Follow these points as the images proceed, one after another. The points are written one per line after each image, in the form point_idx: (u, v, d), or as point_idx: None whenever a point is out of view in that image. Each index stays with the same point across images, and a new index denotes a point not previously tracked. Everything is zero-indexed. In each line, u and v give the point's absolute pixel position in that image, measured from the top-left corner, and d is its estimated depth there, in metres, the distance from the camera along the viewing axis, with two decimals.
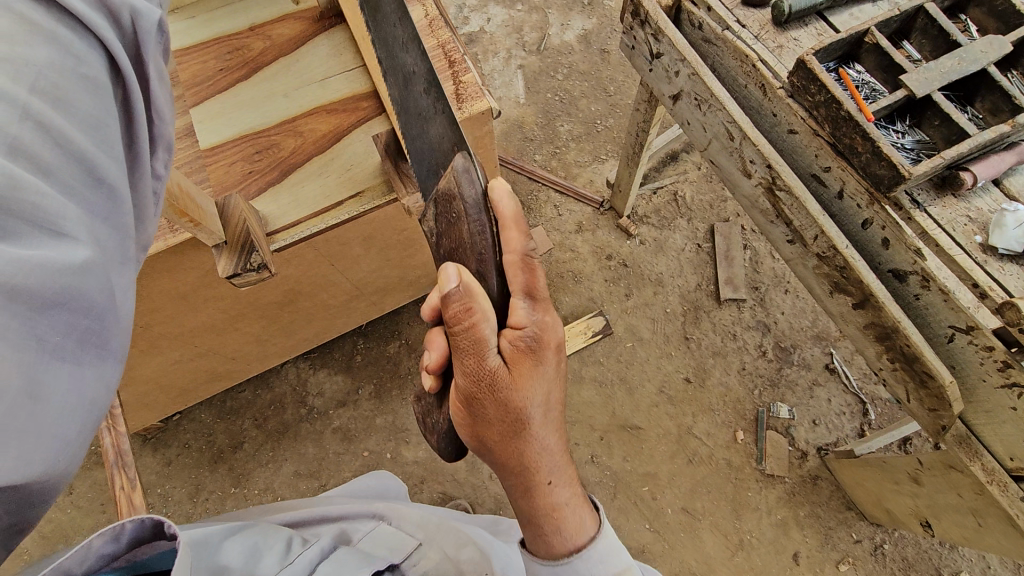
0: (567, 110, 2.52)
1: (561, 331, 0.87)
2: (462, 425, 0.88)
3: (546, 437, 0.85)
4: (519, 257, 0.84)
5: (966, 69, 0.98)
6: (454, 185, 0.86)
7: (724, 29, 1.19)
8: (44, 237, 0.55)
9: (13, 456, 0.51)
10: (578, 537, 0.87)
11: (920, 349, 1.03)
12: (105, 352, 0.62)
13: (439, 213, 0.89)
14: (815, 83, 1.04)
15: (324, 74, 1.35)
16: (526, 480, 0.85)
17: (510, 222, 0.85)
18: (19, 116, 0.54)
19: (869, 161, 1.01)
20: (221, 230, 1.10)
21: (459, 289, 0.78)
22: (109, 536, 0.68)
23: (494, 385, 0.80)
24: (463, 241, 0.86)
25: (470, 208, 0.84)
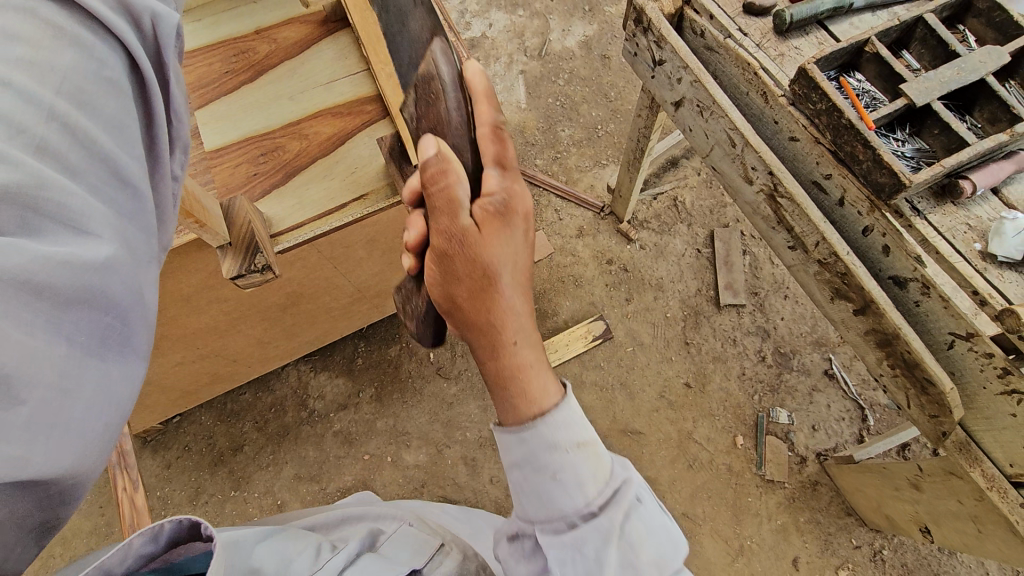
0: (568, 115, 2.53)
1: (530, 201, 0.82)
2: (434, 286, 0.83)
3: (507, 258, 0.77)
4: (490, 129, 0.80)
5: (965, 79, 1.00)
6: (433, 70, 0.82)
7: (726, 36, 1.20)
8: (69, 236, 0.56)
9: (48, 451, 0.53)
10: (543, 401, 0.77)
11: (920, 355, 1.04)
12: (126, 351, 0.63)
13: (421, 105, 0.86)
14: (816, 91, 1.05)
15: (328, 78, 1.35)
16: (493, 328, 0.77)
17: (482, 96, 0.81)
18: (45, 116, 0.55)
19: (870, 168, 1.02)
20: (226, 231, 1.11)
21: (435, 154, 0.77)
22: (148, 536, 0.70)
23: (464, 242, 0.75)
24: (440, 119, 0.82)
25: (446, 84, 0.80)
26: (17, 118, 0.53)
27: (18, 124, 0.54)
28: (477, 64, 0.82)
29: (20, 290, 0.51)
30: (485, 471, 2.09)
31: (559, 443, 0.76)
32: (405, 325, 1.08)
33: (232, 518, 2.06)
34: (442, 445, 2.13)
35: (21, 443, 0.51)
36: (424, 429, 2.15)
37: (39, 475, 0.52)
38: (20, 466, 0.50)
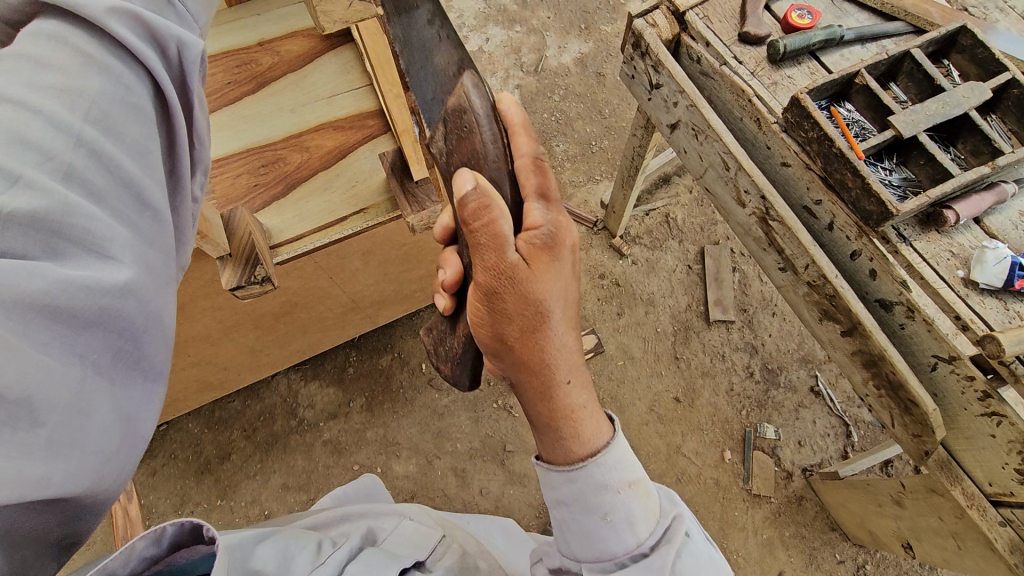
0: (563, 130, 2.57)
1: (575, 229, 0.84)
2: (482, 328, 0.83)
3: (555, 292, 0.79)
4: (531, 160, 0.82)
5: (949, 113, 1.04)
6: (463, 100, 0.81)
7: (722, 63, 1.24)
8: (90, 259, 0.58)
9: (69, 468, 0.55)
10: (593, 441, 0.84)
11: (904, 376, 1.08)
12: (140, 370, 0.64)
13: (451, 131, 0.84)
14: (808, 120, 1.09)
15: (330, 92, 1.37)
16: (539, 360, 0.80)
17: (518, 128, 0.83)
18: (75, 143, 0.57)
19: (859, 196, 1.05)
20: (227, 243, 1.12)
21: (474, 189, 0.75)
22: (151, 539, 0.71)
23: (514, 279, 0.76)
24: (473, 152, 0.82)
25: (483, 118, 0.80)
26: (46, 144, 0.56)
27: (46, 151, 0.56)
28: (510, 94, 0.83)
29: (30, 310, 0.53)
30: (475, 483, 2.09)
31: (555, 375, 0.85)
32: (438, 368, 1.07)
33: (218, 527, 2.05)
34: (433, 456, 2.13)
35: (43, 462, 0.52)
36: (415, 440, 2.15)
37: (58, 491, 0.53)
38: (42, 487, 0.52)
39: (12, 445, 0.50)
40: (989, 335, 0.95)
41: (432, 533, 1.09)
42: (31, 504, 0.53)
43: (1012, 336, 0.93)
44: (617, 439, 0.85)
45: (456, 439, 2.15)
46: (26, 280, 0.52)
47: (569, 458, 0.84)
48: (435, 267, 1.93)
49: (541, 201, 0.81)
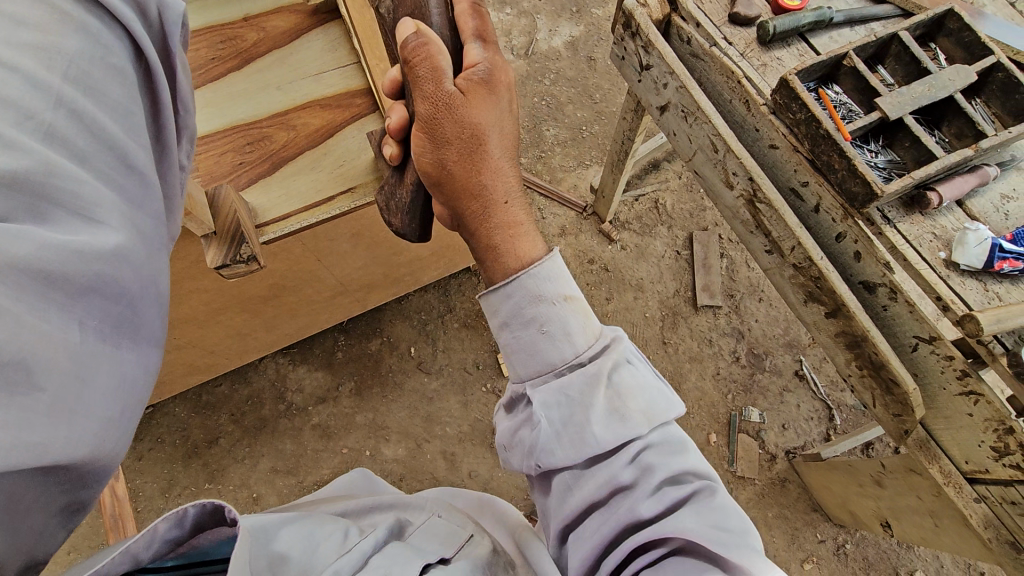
0: (553, 114, 2.56)
1: (512, 74, 0.94)
2: (423, 158, 0.92)
3: (500, 125, 0.91)
4: (470, 5, 0.91)
5: (935, 95, 1.04)
6: (421, 0, 0.90)
7: (711, 44, 1.23)
8: (81, 223, 0.58)
9: (70, 434, 0.55)
10: (530, 255, 0.90)
11: (886, 357, 1.09)
12: (137, 337, 0.65)
13: (420, 71, 0.88)
14: (796, 102, 1.09)
15: (317, 69, 1.34)
16: (474, 180, 0.90)
17: (467, 7, 0.91)
18: (55, 103, 0.57)
19: (845, 178, 1.06)
20: (212, 221, 1.10)
21: (416, 36, 0.87)
22: (172, 521, 0.74)
23: (451, 105, 0.87)
24: (417, 5, 0.91)
25: (434, 7, 0.89)
26: (26, 103, 0.55)
27: (26, 110, 0.55)
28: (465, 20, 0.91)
29: (23, 275, 0.52)
30: (463, 466, 2.10)
31: (665, 524, 0.74)
32: (388, 220, 1.09)
33: None
34: (421, 440, 2.13)
35: (45, 430, 0.52)
36: (404, 424, 2.15)
37: (59, 458, 0.54)
38: (42, 452, 0.52)
39: (16, 415, 0.50)
40: (969, 315, 0.96)
41: (459, 528, 1.10)
42: (32, 472, 0.52)
43: (990, 315, 0.95)
44: (550, 255, 0.87)
45: (445, 423, 2.15)
46: (12, 244, 0.51)
47: (509, 285, 0.88)
48: (425, 250, 1.92)
49: (486, 44, 0.91)
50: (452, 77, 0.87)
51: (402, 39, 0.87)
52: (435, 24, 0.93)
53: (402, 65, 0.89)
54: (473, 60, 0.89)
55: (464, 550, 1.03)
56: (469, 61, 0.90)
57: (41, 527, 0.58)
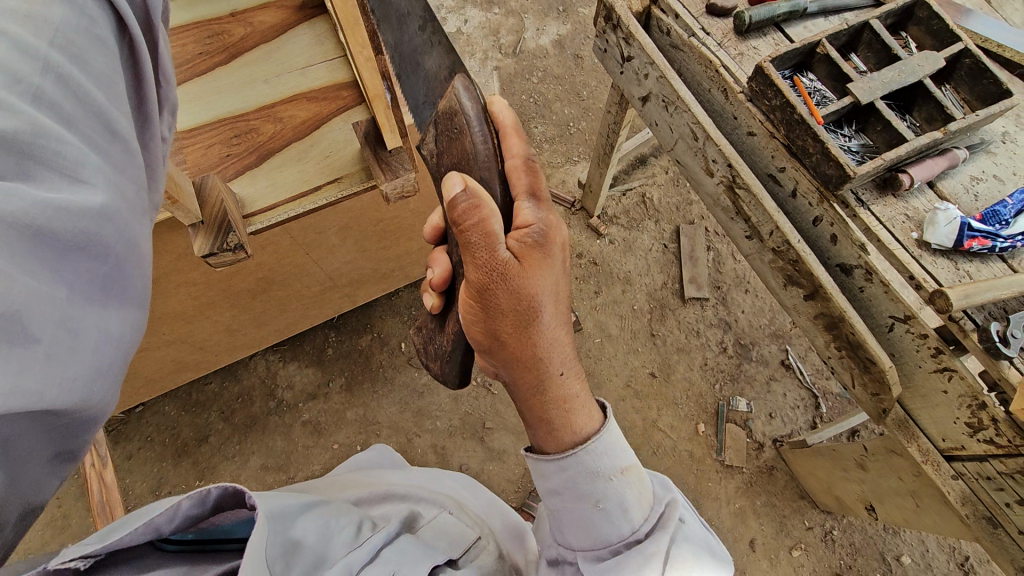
0: (541, 112, 2.59)
1: (564, 225, 0.84)
2: (472, 324, 0.84)
3: (546, 278, 0.80)
4: (523, 160, 0.82)
5: (904, 80, 1.08)
6: (455, 103, 0.81)
7: (690, 35, 1.26)
8: (66, 185, 0.61)
9: (62, 388, 0.58)
10: (584, 427, 0.87)
11: (863, 337, 1.12)
12: (123, 298, 0.68)
13: (442, 129, 0.83)
14: (772, 88, 1.12)
15: (304, 62, 1.36)
16: (530, 357, 0.82)
17: (511, 129, 0.83)
18: (43, 69, 0.59)
19: (819, 161, 1.08)
20: (199, 209, 1.11)
21: (463, 191, 0.76)
22: (194, 500, 0.76)
23: (505, 275, 0.76)
24: (464, 153, 0.81)
25: (474, 121, 0.79)
26: (14, 67, 0.57)
27: (15, 74, 0.57)
28: (499, 97, 0.85)
29: (15, 233, 0.55)
30: (454, 460, 2.10)
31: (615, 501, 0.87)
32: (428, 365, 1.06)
33: None
34: (412, 434, 2.14)
35: (38, 380, 0.55)
36: (394, 418, 2.16)
37: (54, 404, 0.58)
38: (35, 401, 0.55)
39: (13, 365, 0.53)
40: (939, 290, 0.97)
41: (468, 528, 1.12)
42: (26, 416, 0.56)
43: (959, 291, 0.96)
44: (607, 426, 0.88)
45: (435, 417, 2.16)
46: (6, 204, 0.54)
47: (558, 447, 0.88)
48: (414, 244, 1.94)
49: (531, 198, 0.81)
50: (494, 161, 0.80)
51: (448, 197, 0.77)
52: (422, 50, 0.92)
53: (450, 225, 0.78)
54: (525, 221, 0.79)
55: (472, 554, 1.04)
56: (512, 149, 0.83)
57: (32, 473, 0.62)
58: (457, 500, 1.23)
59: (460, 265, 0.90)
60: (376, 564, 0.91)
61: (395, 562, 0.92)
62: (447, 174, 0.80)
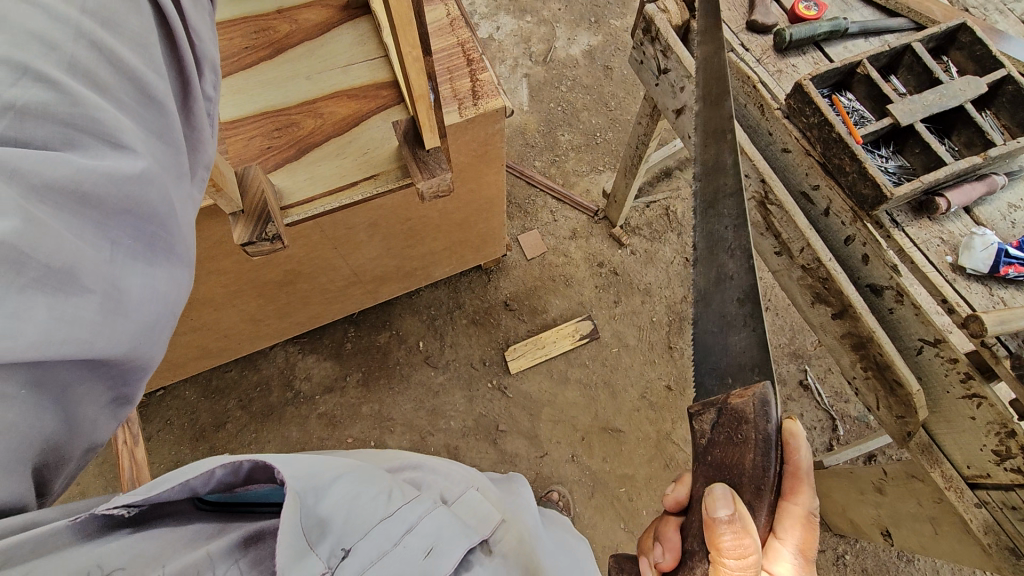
0: (568, 120, 2.61)
1: None
2: None
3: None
4: (803, 513, 0.95)
5: (945, 104, 1.08)
6: (752, 413, 0.93)
7: (729, 50, 1.27)
8: (105, 149, 0.60)
9: (111, 338, 0.59)
10: None
11: (891, 358, 1.12)
12: (170, 257, 0.69)
13: (723, 425, 0.96)
14: (810, 106, 1.12)
15: (345, 60, 1.39)
16: None
17: (801, 475, 0.95)
18: (75, 35, 0.59)
19: (855, 181, 1.08)
20: (240, 198, 1.14)
21: (729, 519, 0.87)
22: (228, 469, 0.77)
23: None
24: (744, 472, 0.92)
25: (771, 446, 0.91)
26: (48, 35, 0.57)
27: (50, 41, 0.57)
28: (799, 424, 0.96)
29: (52, 196, 0.55)
30: (466, 461, 2.11)
31: None
32: None
33: None
34: (426, 432, 2.15)
35: (88, 329, 0.56)
36: (409, 416, 2.17)
37: (103, 355, 0.58)
38: (84, 350, 0.55)
39: (64, 311, 0.53)
40: (974, 315, 0.98)
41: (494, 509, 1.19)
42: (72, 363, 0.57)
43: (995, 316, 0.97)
44: None
45: (449, 417, 2.17)
46: (49, 168, 0.55)
47: None
48: (438, 244, 1.95)
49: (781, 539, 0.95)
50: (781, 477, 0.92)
51: (713, 520, 0.88)
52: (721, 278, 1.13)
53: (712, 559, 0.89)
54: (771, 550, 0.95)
55: (496, 531, 1.13)
56: (796, 493, 0.95)
57: (95, 415, 0.65)
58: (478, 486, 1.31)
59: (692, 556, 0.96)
60: (415, 535, 0.92)
61: (431, 536, 0.94)
62: (711, 491, 0.90)
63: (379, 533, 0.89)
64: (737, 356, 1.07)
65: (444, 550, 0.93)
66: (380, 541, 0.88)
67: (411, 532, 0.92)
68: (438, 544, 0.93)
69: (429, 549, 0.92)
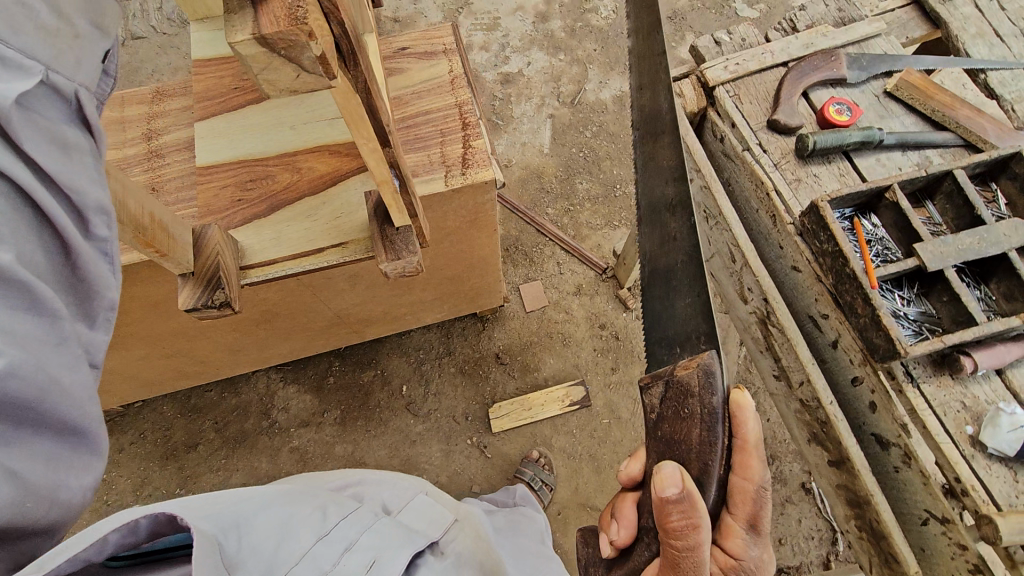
0: (589, 168, 2.50)
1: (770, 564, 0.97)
2: None
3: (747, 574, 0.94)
4: (755, 490, 0.93)
5: (984, 251, 0.92)
6: (696, 385, 0.99)
7: (744, 149, 1.14)
8: None
9: None
10: None
11: (889, 528, 0.97)
12: (44, 429, 0.62)
13: (670, 398, 1.02)
14: (825, 231, 0.98)
15: (335, 113, 1.32)
16: None
17: (751, 445, 0.94)
18: None
19: (866, 326, 0.93)
20: (191, 260, 1.07)
21: (678, 495, 0.91)
22: (123, 530, 0.70)
23: None
24: (694, 444, 0.97)
25: (716, 424, 0.96)
26: None
27: None
28: (745, 394, 0.95)
29: None
30: None
31: None
32: None
33: None
34: None
35: None
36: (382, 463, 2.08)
37: None
38: None
39: None
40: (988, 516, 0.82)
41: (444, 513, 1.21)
42: None
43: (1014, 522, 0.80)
44: None
45: (423, 470, 2.07)
46: None
47: None
48: (427, 295, 1.86)
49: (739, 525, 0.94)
50: (724, 450, 0.95)
51: (661, 495, 0.92)
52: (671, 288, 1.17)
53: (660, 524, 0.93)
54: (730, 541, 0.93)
55: (448, 535, 1.16)
56: (747, 470, 0.93)
57: None
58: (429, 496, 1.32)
59: (649, 535, 1.03)
60: (352, 552, 0.92)
61: (375, 549, 0.95)
62: (663, 469, 0.94)
63: (315, 555, 0.90)
64: (682, 324, 1.11)
65: (385, 565, 0.93)
66: (317, 564, 0.89)
67: (350, 550, 0.92)
68: (380, 559, 0.94)
69: (371, 562, 0.92)
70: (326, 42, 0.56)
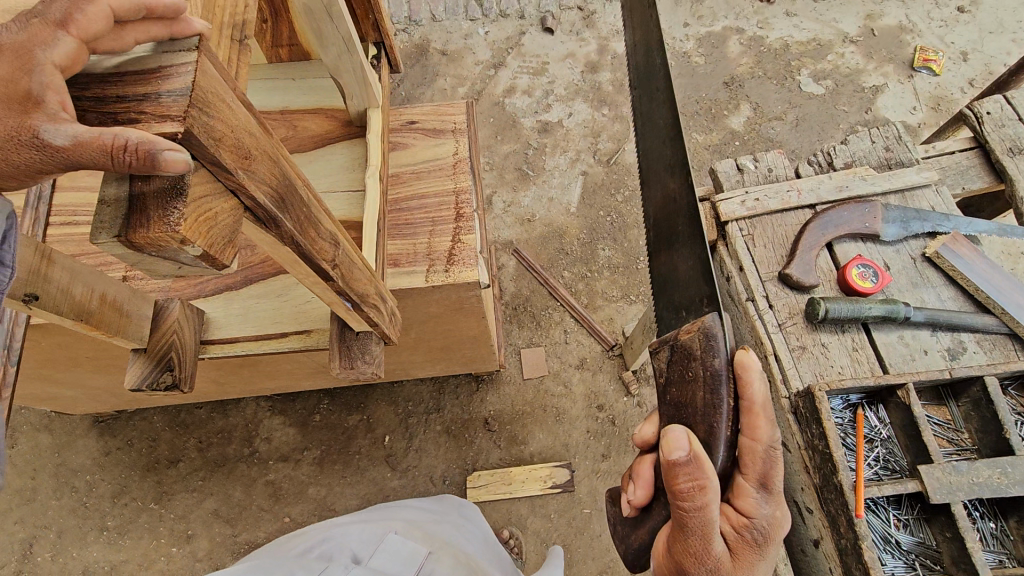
0: (614, 234, 2.40)
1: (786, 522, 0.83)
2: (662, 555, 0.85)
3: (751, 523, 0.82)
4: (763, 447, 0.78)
5: (1003, 490, 0.77)
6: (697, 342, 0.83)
7: (748, 298, 1.02)
8: None
9: None
10: None
11: None
12: None
13: (675, 362, 0.85)
14: (817, 424, 0.85)
15: (327, 185, 1.28)
16: None
17: (756, 411, 0.78)
18: None
19: (847, 550, 0.80)
20: (146, 336, 1.04)
21: (686, 459, 0.75)
22: None
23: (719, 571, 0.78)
24: (693, 405, 0.81)
25: (719, 379, 0.79)
26: None
27: None
28: (751, 354, 0.79)
29: None
30: None
31: None
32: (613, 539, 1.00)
33: (141, 531, 2.04)
34: None
35: None
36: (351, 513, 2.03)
37: None
38: None
39: None
40: None
41: (417, 548, 1.14)
42: None
43: None
44: None
45: None
46: None
47: None
48: (416, 358, 1.80)
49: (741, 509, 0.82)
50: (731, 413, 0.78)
51: (668, 458, 0.75)
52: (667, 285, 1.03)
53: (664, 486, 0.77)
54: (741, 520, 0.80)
55: (425, 571, 1.08)
56: (755, 429, 0.79)
57: None
58: (398, 527, 1.25)
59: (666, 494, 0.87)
60: None
61: None
62: (669, 428, 0.78)
63: None
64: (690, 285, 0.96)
65: None
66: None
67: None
68: None
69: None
70: (211, 238, 0.51)
